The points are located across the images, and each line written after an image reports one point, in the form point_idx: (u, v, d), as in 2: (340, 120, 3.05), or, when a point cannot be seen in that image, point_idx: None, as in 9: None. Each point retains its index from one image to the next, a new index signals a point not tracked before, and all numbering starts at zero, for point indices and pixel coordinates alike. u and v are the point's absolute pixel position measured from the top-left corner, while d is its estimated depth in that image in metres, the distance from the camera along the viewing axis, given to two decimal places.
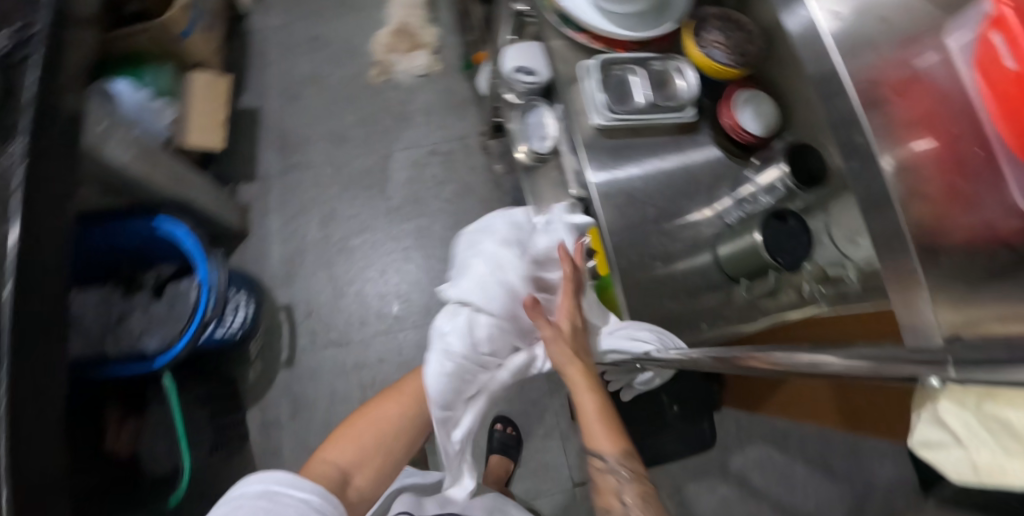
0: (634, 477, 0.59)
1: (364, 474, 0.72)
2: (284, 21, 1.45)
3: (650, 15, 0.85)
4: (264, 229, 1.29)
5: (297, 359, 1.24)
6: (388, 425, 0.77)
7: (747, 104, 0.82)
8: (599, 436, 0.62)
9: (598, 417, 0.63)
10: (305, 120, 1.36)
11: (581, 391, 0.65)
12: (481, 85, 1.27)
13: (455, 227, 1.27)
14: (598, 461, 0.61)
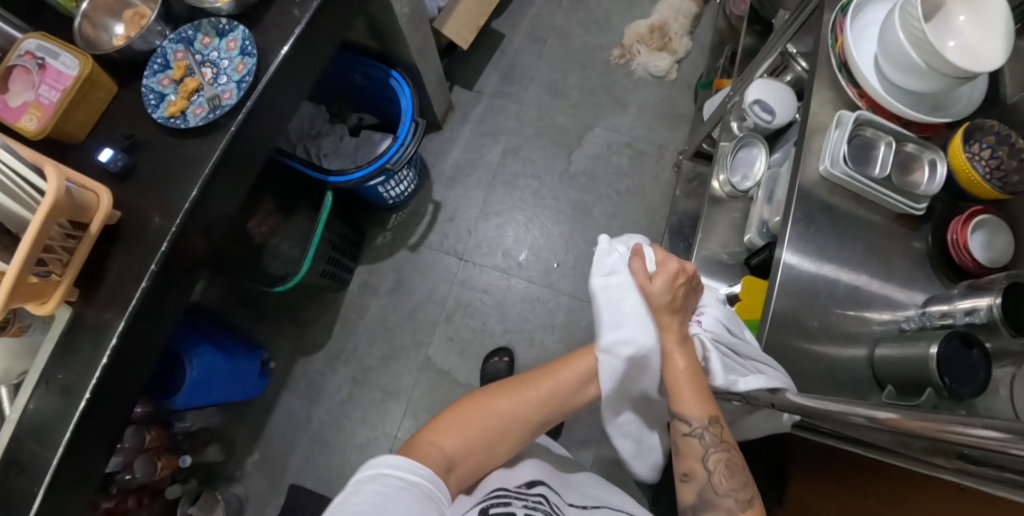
0: (721, 446, 0.64)
1: (463, 464, 0.68)
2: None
3: (931, 102, 0.72)
4: (454, 132, 1.36)
5: (420, 250, 1.32)
6: (495, 418, 0.70)
7: (982, 228, 0.65)
8: (688, 402, 0.65)
9: (685, 381, 0.66)
10: (534, 60, 1.40)
11: (671, 353, 0.68)
12: (707, 109, 1.24)
13: (613, 219, 1.29)
14: (685, 425, 0.65)
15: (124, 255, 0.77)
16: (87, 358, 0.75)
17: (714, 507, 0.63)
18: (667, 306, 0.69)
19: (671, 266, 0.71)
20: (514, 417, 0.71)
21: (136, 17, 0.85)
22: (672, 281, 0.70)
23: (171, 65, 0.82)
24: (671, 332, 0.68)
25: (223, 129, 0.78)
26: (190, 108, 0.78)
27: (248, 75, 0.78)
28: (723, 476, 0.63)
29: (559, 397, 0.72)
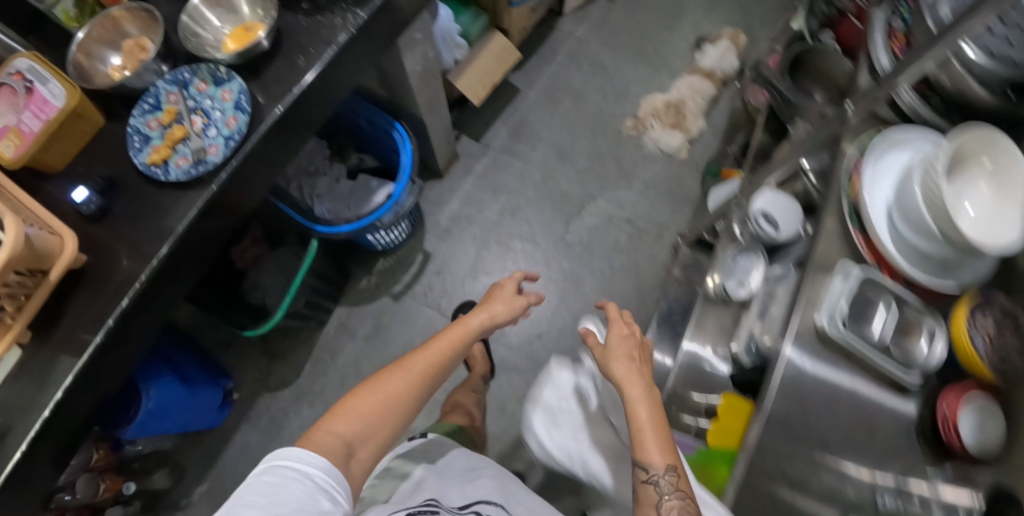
0: (676, 493, 0.63)
1: (357, 453, 0.59)
2: (590, 26, 1.45)
3: (940, 263, 0.69)
4: (455, 183, 1.34)
5: (404, 299, 1.28)
6: (400, 398, 0.65)
7: (981, 410, 0.59)
8: (649, 451, 0.66)
9: (649, 429, 0.68)
10: (546, 119, 1.37)
11: (638, 403, 0.70)
12: (712, 198, 1.21)
13: (603, 295, 1.26)
14: (644, 472, 0.65)
15: (86, 300, 0.74)
16: (26, 405, 0.70)
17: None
18: (626, 359, 0.77)
19: (622, 331, 0.82)
20: (417, 389, 0.67)
21: (135, 50, 0.82)
22: (626, 340, 0.81)
23: (162, 106, 0.79)
24: (637, 389, 0.72)
25: (204, 183, 0.75)
26: (175, 158, 0.75)
27: (240, 132, 0.75)
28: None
29: (446, 365, 0.72)
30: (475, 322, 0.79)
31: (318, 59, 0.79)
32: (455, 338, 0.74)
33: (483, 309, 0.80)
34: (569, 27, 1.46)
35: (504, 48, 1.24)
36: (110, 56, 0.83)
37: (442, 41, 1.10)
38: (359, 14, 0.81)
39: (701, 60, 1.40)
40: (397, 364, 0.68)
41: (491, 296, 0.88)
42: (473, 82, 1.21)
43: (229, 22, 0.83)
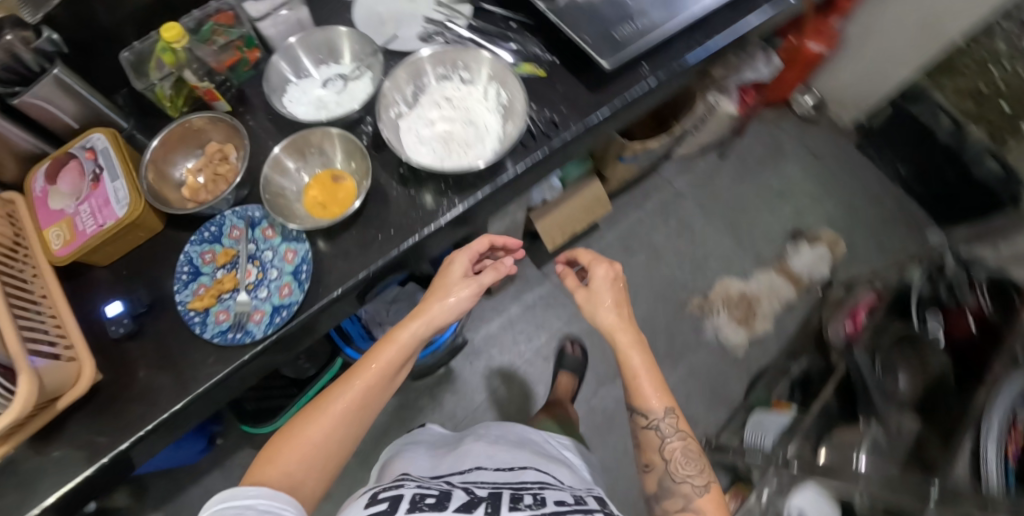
0: (677, 435, 0.63)
1: (318, 480, 0.55)
2: (690, 182, 1.41)
3: None
4: (503, 305, 1.31)
5: (409, 405, 1.23)
6: (342, 414, 0.58)
7: None
8: (644, 396, 0.63)
9: (646, 376, 0.63)
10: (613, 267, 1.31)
11: (627, 350, 0.64)
12: (750, 426, 1.10)
13: (607, 478, 1.17)
14: (643, 420, 0.64)
15: (82, 413, 0.68)
16: None
17: (670, 494, 0.61)
18: (612, 304, 0.67)
19: (604, 271, 0.70)
20: (365, 403, 0.60)
21: (214, 156, 0.75)
22: (614, 284, 0.69)
23: (222, 241, 0.72)
24: (623, 335, 0.65)
25: (237, 349, 0.68)
26: (216, 311, 0.69)
27: (290, 309, 0.68)
28: (680, 463, 0.63)
29: (395, 369, 0.63)
30: (431, 309, 0.66)
31: (392, 244, 0.71)
32: (398, 344, 0.63)
33: (439, 291, 0.68)
34: (669, 174, 1.42)
35: (598, 198, 1.18)
36: (187, 163, 0.78)
37: (538, 188, 1.04)
38: (455, 202, 0.72)
39: (793, 260, 1.31)
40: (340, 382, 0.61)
41: (433, 287, 0.70)
42: (558, 223, 1.16)
43: (315, 170, 0.76)
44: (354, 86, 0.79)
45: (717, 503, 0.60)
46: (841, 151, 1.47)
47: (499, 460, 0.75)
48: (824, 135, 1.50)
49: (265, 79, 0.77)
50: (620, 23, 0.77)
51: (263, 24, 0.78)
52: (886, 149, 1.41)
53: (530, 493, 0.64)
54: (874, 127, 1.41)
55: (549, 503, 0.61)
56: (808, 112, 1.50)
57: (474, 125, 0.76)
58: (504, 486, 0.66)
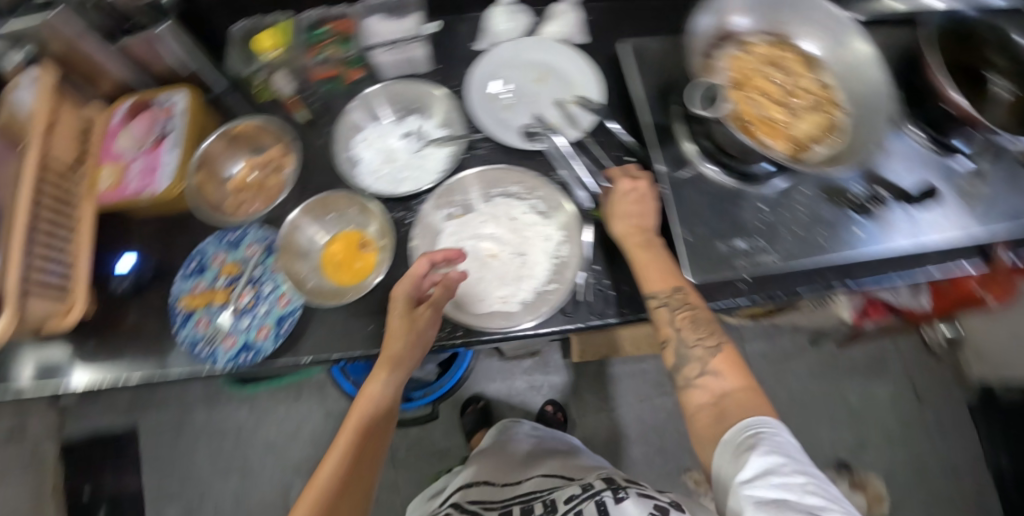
0: (688, 306, 0.57)
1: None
2: (763, 351, 1.25)
3: None
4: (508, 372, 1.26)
5: None
6: (333, 474, 0.55)
7: None
8: (652, 277, 0.58)
9: (647, 258, 0.60)
10: (635, 400, 1.15)
11: (642, 250, 0.60)
12: None
13: None
14: (651, 299, 0.58)
15: (77, 342, 0.73)
16: None
17: (687, 360, 0.56)
18: (630, 203, 0.63)
19: (625, 188, 0.64)
20: (355, 452, 0.57)
21: (270, 161, 0.75)
22: (636, 196, 0.63)
23: (237, 251, 0.73)
24: (633, 237, 0.61)
25: (198, 362, 0.69)
26: (200, 317, 0.71)
27: (255, 354, 0.67)
28: (691, 327, 0.57)
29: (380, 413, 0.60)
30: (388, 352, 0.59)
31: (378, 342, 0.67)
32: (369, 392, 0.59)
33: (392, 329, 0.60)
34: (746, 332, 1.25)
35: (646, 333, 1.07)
36: (236, 163, 0.77)
37: None
38: (457, 333, 0.63)
39: None
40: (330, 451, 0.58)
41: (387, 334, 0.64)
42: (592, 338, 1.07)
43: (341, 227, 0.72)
44: (431, 153, 0.71)
45: (730, 362, 0.55)
46: (953, 404, 1.23)
47: (507, 477, 0.81)
48: (943, 377, 1.25)
49: (347, 114, 0.73)
50: (743, 233, 0.66)
51: (373, 52, 0.72)
52: (997, 434, 1.17)
53: (539, 501, 0.71)
54: (1000, 401, 1.16)
55: (557, 505, 0.69)
56: (939, 344, 1.23)
57: (521, 264, 0.66)
58: (515, 502, 0.74)
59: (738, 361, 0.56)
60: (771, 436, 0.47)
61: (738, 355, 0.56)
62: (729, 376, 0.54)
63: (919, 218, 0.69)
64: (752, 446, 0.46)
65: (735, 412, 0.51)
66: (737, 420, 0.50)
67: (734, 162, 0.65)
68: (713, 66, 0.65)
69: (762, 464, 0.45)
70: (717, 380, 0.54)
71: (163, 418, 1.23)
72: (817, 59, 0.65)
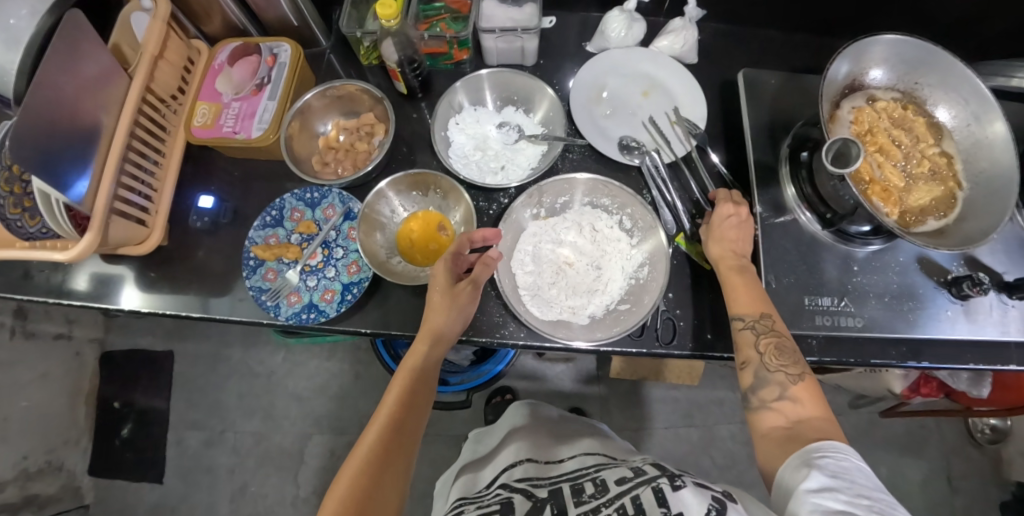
0: (773, 331, 0.54)
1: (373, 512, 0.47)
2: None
3: None
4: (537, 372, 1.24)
5: None
6: (374, 443, 0.51)
7: None
8: (738, 298, 0.56)
9: (737, 278, 0.57)
10: (660, 426, 1.14)
11: (732, 269, 0.58)
12: None
13: None
14: (737, 321, 0.56)
15: (149, 268, 0.75)
16: (19, 278, 0.75)
17: (765, 382, 0.53)
18: (734, 228, 0.60)
19: (728, 214, 0.61)
20: (397, 423, 0.53)
21: (362, 128, 0.76)
22: (741, 223, 0.61)
23: (315, 212, 0.74)
24: (728, 260, 0.59)
25: (260, 311, 0.71)
26: (268, 268, 0.72)
27: (317, 315, 0.69)
28: (775, 353, 0.53)
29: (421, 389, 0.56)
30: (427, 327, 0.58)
31: None
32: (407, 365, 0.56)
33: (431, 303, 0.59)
34: None
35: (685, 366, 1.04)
36: (327, 124, 0.79)
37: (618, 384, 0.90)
38: (519, 336, 0.62)
39: None
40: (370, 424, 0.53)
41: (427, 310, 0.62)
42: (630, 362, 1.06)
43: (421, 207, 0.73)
44: (524, 148, 0.70)
45: (814, 393, 0.51)
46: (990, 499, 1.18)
47: (549, 455, 0.76)
48: (981, 469, 1.19)
49: (448, 92, 0.71)
50: (829, 291, 0.64)
51: (485, 36, 0.71)
52: None
53: (589, 479, 0.65)
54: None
55: (609, 485, 0.62)
56: (981, 433, 1.19)
57: (596, 277, 0.65)
58: (562, 480, 0.68)
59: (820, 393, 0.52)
60: (838, 460, 0.44)
61: (819, 385, 0.52)
62: (809, 404, 0.50)
63: (1011, 308, 0.67)
64: (814, 463, 0.44)
65: (811, 434, 0.47)
66: (806, 440, 0.47)
67: (834, 217, 0.62)
68: (837, 115, 0.62)
69: (823, 480, 0.43)
70: (798, 406, 0.50)
71: (197, 349, 1.26)
72: (944, 128, 0.63)
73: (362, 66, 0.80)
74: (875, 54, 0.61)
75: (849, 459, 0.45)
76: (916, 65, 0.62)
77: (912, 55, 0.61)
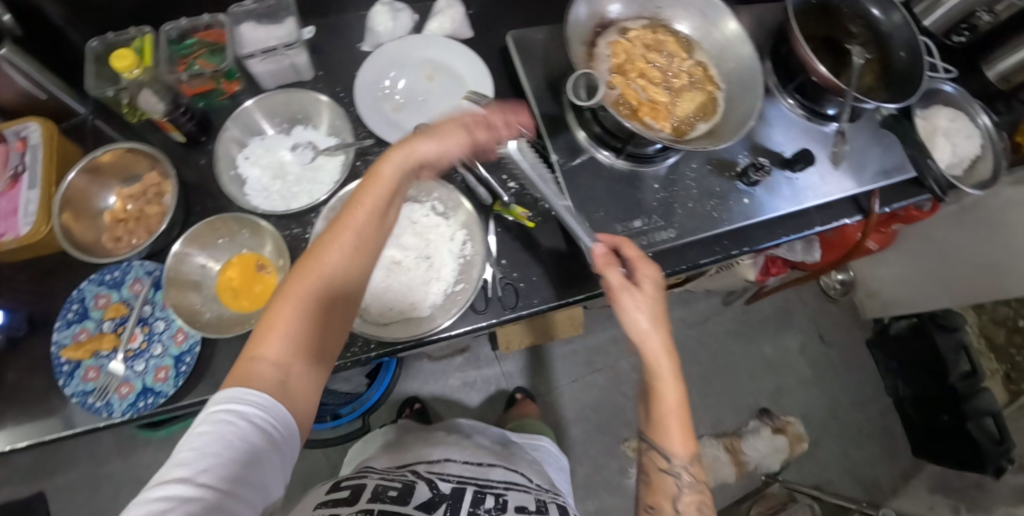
0: (698, 488, 0.51)
1: (315, 353, 0.45)
2: (682, 316, 1.36)
3: None
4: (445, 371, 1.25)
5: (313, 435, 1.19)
6: (323, 292, 0.46)
7: None
8: (672, 438, 0.51)
9: (673, 418, 0.51)
10: (569, 381, 1.24)
11: (668, 384, 0.50)
12: None
13: None
14: (664, 463, 0.52)
15: None
16: None
17: None
18: (659, 329, 0.52)
19: (645, 279, 0.53)
20: (350, 267, 0.47)
21: (148, 190, 0.71)
22: (659, 297, 0.53)
23: (121, 291, 0.68)
24: (660, 370, 0.51)
25: (91, 416, 0.64)
26: (84, 367, 0.65)
27: (156, 398, 0.64)
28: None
29: (379, 232, 0.50)
30: (392, 169, 0.51)
31: None
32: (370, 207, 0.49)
33: (426, 135, 0.53)
34: (666, 301, 1.35)
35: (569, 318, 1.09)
36: (110, 196, 0.72)
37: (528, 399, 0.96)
38: (370, 348, 0.62)
39: (749, 440, 1.28)
40: (308, 262, 0.46)
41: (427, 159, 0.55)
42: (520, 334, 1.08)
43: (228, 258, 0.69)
44: (324, 163, 0.70)
45: None
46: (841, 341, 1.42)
47: (473, 458, 0.77)
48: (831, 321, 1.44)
49: (223, 131, 0.68)
50: (639, 214, 0.65)
51: (250, 62, 0.69)
52: (893, 365, 1.44)
53: (493, 492, 0.66)
54: (890, 332, 1.43)
55: (508, 507, 0.64)
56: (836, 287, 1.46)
57: (427, 266, 0.65)
58: (471, 480, 0.69)
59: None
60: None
61: None
62: None
63: (795, 180, 0.76)
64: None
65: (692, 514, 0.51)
66: None
67: (630, 148, 0.64)
68: (596, 55, 0.64)
69: None
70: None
71: (76, 476, 1.13)
72: (692, 40, 0.68)
73: (135, 125, 0.74)
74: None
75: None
76: None
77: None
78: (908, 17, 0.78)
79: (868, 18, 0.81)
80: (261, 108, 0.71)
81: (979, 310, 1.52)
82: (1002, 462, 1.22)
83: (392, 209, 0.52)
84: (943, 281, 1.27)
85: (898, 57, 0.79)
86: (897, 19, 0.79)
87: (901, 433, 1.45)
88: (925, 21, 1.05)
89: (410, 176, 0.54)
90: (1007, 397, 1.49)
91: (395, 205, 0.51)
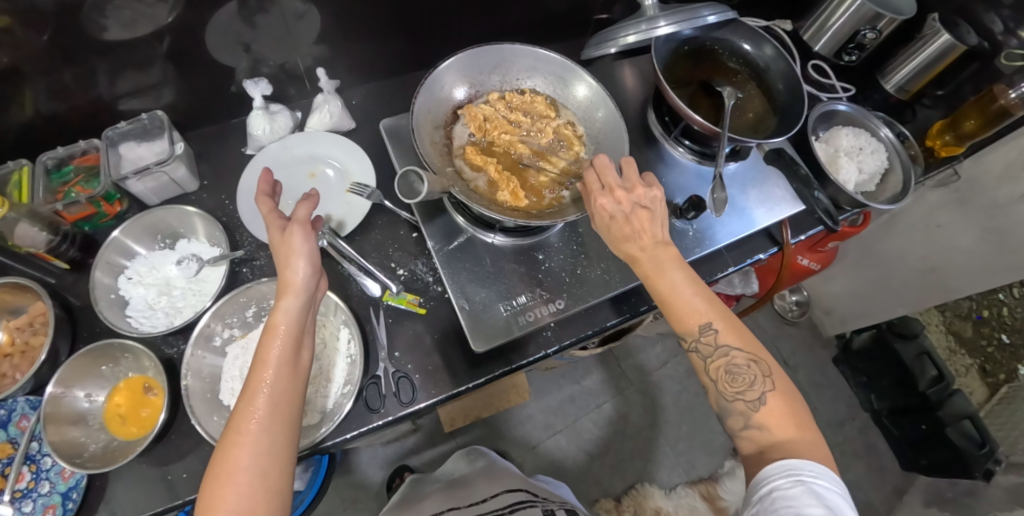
0: (725, 352, 0.51)
1: (275, 509, 0.45)
2: (642, 363, 1.35)
3: None
4: (404, 450, 1.21)
5: None
6: (255, 438, 0.45)
7: None
8: (682, 320, 0.52)
9: (685, 303, 0.52)
10: (531, 445, 1.24)
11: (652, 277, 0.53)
12: None
13: None
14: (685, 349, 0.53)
15: None
16: None
17: (729, 413, 0.51)
18: (635, 236, 0.54)
19: (603, 208, 0.55)
20: (275, 406, 0.48)
21: (35, 321, 0.67)
22: (632, 214, 0.54)
23: (6, 430, 0.64)
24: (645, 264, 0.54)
25: None
26: None
27: None
28: (729, 380, 0.51)
29: (294, 381, 0.50)
30: (281, 326, 0.51)
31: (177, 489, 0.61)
32: (273, 363, 0.48)
33: (288, 293, 0.53)
34: (625, 350, 1.36)
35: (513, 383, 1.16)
36: None
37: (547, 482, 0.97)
38: None
39: (725, 483, 1.20)
40: (234, 427, 0.46)
41: (297, 292, 0.53)
42: (461, 411, 1.14)
43: (106, 388, 0.66)
44: (209, 274, 0.69)
45: (781, 410, 0.49)
46: (794, 358, 1.50)
47: (469, 499, 0.80)
48: (795, 343, 1.53)
49: (99, 258, 0.67)
50: (523, 288, 0.64)
51: (124, 183, 0.68)
52: (862, 375, 1.43)
53: None
54: (853, 347, 1.44)
55: None
56: (789, 310, 1.55)
57: (316, 369, 0.63)
58: None
59: (791, 409, 0.49)
60: (822, 484, 0.43)
61: (788, 404, 0.49)
62: (777, 428, 0.48)
63: (687, 228, 0.75)
64: (786, 475, 0.44)
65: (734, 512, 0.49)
66: (768, 467, 0.46)
67: (505, 223, 0.64)
68: (457, 134, 0.66)
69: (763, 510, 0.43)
70: (765, 433, 0.48)
71: None
72: (555, 105, 0.70)
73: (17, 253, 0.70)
74: (453, 77, 0.66)
75: (839, 494, 0.43)
76: (498, 66, 0.69)
77: (485, 62, 0.67)
78: (779, 48, 0.79)
79: (742, 54, 0.81)
80: (134, 232, 0.70)
81: (941, 308, 1.50)
82: (989, 464, 1.18)
83: (302, 355, 0.52)
84: (887, 290, 1.28)
85: (778, 88, 0.79)
86: (769, 51, 0.79)
87: (886, 448, 1.42)
88: (815, 47, 1.01)
89: (308, 322, 0.54)
90: (986, 392, 1.41)
91: (300, 348, 0.51)
